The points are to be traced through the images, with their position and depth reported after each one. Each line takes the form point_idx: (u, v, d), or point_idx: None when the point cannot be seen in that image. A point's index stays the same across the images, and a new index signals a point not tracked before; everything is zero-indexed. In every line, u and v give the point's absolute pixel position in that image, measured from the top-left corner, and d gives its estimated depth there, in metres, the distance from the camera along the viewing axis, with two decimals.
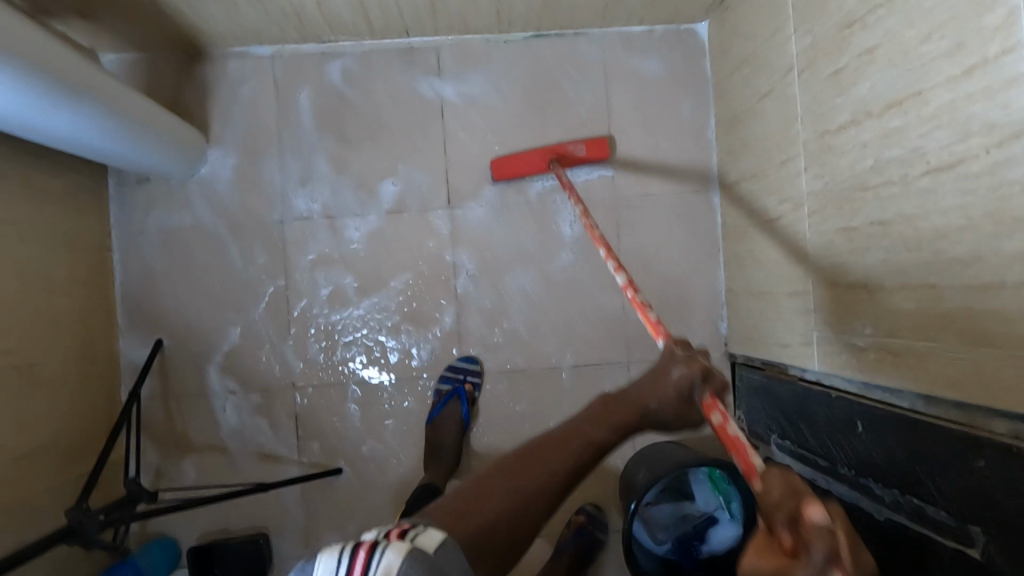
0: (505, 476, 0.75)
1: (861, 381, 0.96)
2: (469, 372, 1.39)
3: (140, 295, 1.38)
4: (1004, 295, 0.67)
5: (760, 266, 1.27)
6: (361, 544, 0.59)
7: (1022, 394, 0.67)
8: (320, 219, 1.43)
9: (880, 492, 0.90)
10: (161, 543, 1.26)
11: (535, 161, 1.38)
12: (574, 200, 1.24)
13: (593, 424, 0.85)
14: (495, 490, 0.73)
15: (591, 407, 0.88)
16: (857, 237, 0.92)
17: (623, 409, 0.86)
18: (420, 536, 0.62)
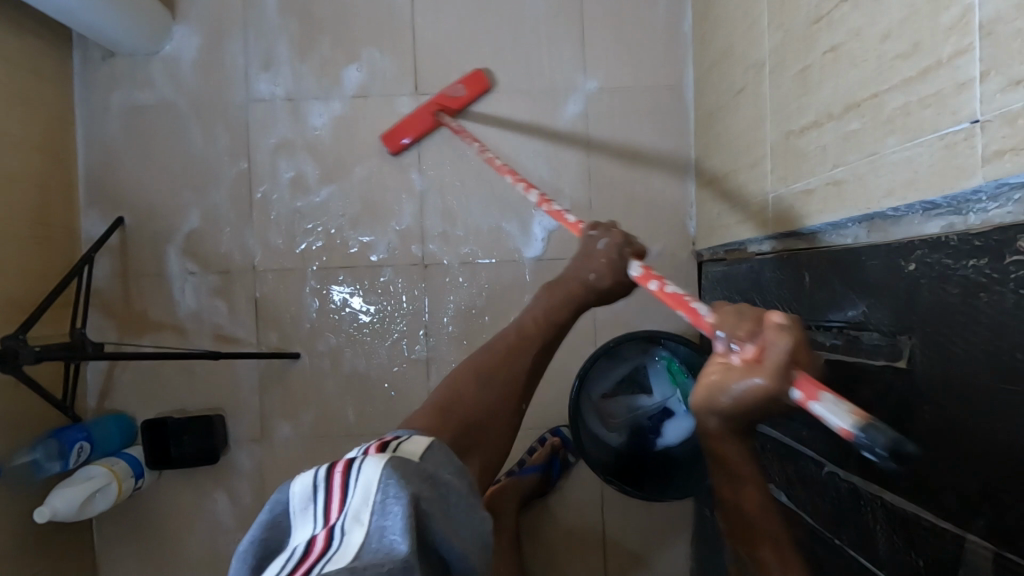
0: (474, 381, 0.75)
1: (810, 232, 0.83)
2: None
3: (100, 171, 1.29)
4: (943, 75, 0.56)
5: (725, 144, 1.12)
6: (339, 462, 0.54)
7: (954, 169, 0.56)
8: (287, 104, 1.32)
9: (818, 344, 0.80)
10: (113, 416, 1.24)
11: (422, 118, 1.27)
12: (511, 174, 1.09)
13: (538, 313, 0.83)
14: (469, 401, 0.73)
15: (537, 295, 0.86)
16: (838, 37, 0.73)
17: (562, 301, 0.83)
18: (402, 445, 0.58)
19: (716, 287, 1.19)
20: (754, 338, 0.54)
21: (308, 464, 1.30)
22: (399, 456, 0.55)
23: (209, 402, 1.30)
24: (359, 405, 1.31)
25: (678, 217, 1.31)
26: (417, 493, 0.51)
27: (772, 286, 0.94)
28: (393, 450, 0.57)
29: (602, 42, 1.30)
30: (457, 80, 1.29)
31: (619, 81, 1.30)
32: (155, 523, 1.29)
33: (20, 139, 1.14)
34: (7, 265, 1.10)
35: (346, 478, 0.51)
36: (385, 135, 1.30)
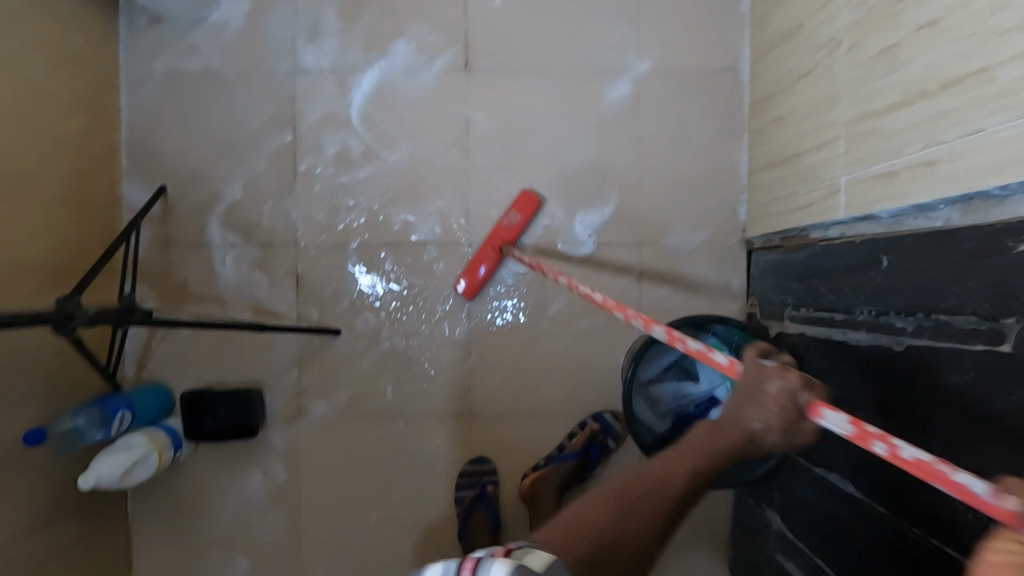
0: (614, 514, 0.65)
1: (889, 214, 0.81)
2: (484, 474, 1.25)
3: (144, 137, 1.27)
4: None
5: (787, 128, 1.09)
6: (464, 562, 0.50)
7: None
8: (332, 76, 1.29)
9: (903, 329, 0.78)
10: (153, 387, 1.22)
11: (486, 257, 1.25)
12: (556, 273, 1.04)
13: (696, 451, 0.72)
14: (599, 521, 0.63)
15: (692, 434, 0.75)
16: (938, 10, 0.70)
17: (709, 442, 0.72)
18: (526, 556, 0.52)
19: (768, 274, 1.16)
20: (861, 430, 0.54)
21: (343, 444, 1.27)
22: (524, 564, 0.50)
23: (246, 377, 1.28)
24: (396, 386, 1.28)
25: (728, 204, 1.28)
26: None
27: (839, 272, 0.92)
28: (518, 559, 0.52)
29: (657, 23, 1.27)
30: (508, 208, 1.27)
31: (673, 62, 1.27)
32: (188, 498, 1.27)
33: (65, 100, 1.12)
34: (51, 227, 1.09)
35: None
36: (460, 277, 1.26)
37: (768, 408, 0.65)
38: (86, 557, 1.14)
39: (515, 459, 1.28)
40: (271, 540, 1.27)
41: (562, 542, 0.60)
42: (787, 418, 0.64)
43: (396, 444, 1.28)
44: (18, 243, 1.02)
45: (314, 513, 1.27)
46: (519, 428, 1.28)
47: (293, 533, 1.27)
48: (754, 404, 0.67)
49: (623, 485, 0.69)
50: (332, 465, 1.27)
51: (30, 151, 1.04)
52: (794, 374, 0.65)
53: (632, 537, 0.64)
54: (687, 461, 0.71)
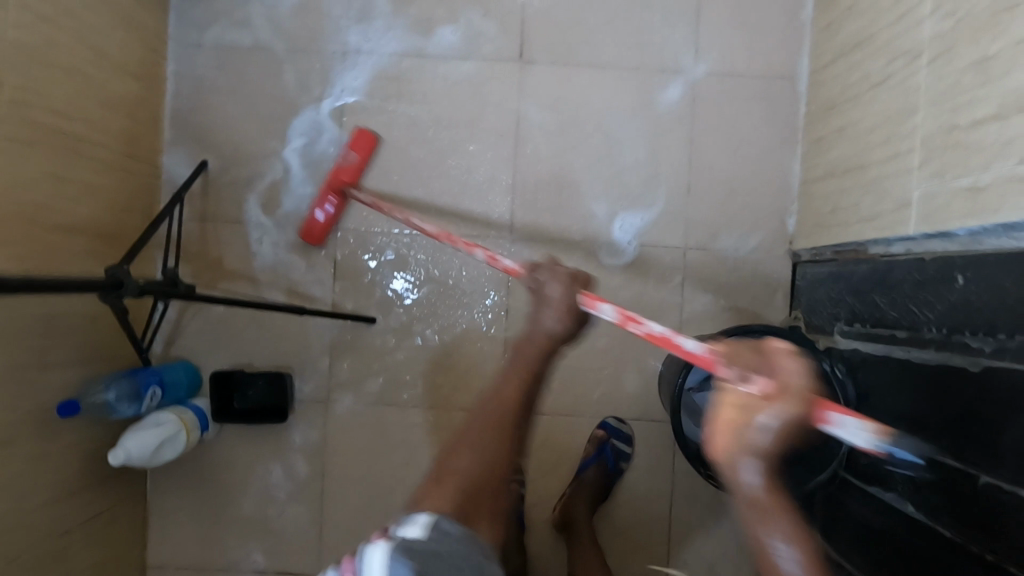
0: (470, 449, 0.65)
1: (968, 232, 0.79)
2: None
3: (189, 109, 1.25)
4: None
5: (852, 138, 1.07)
6: None
7: None
8: (382, 57, 1.26)
9: (977, 350, 0.76)
10: (182, 364, 1.20)
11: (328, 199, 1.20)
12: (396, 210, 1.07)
13: (508, 380, 0.70)
14: (460, 467, 0.64)
15: (512, 356, 0.72)
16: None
17: (529, 361, 0.70)
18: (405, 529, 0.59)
19: (819, 286, 1.14)
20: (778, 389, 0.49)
21: (371, 434, 1.25)
22: None
23: (276, 360, 1.25)
24: (428, 378, 1.25)
25: (778, 214, 1.26)
26: (421, 566, 0.56)
27: (905, 288, 0.90)
28: None
29: (717, 27, 1.25)
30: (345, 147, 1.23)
31: (730, 67, 1.26)
32: (211, 479, 1.24)
33: (118, 63, 1.10)
34: (99, 194, 1.07)
35: (361, 557, 0.58)
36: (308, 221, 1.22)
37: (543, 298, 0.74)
38: (107, 532, 1.11)
39: (544, 460, 1.25)
40: (292, 528, 1.24)
41: (442, 498, 0.61)
42: (571, 314, 0.72)
43: (425, 437, 1.25)
44: (65, 207, 0.99)
45: (338, 504, 1.24)
46: (554, 430, 1.25)
47: (315, 522, 1.24)
48: (544, 308, 0.73)
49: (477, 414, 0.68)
50: (358, 455, 1.24)
51: (83, 114, 1.02)
52: (560, 281, 0.74)
53: (504, 468, 0.65)
54: (512, 381, 0.69)
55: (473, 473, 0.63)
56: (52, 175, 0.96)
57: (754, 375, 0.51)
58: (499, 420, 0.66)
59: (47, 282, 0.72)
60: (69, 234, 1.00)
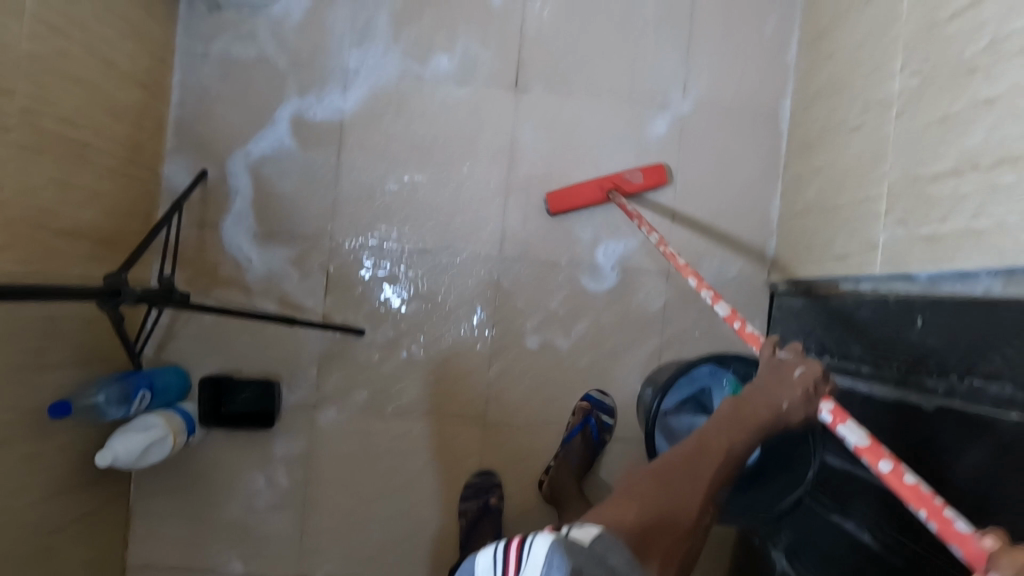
0: (655, 480, 0.65)
1: (927, 276, 0.84)
2: (490, 487, 1.24)
3: (191, 120, 1.28)
4: None
5: (828, 179, 1.12)
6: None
7: None
8: (382, 77, 1.29)
9: (931, 388, 0.80)
10: (172, 368, 1.22)
11: (589, 190, 1.27)
12: (648, 226, 1.14)
13: (717, 429, 0.71)
14: (642, 492, 0.64)
15: (722, 411, 0.74)
16: (1000, 88, 0.73)
17: (755, 425, 0.72)
18: (574, 531, 0.58)
19: (793, 317, 1.19)
20: None
21: (356, 444, 1.27)
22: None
23: (265, 367, 1.27)
24: (414, 391, 1.28)
25: (758, 245, 1.30)
26: (582, 563, 0.53)
27: (870, 325, 0.95)
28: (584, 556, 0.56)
29: (705, 63, 1.31)
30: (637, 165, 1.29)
31: (717, 102, 1.31)
32: (196, 484, 1.26)
33: (124, 73, 1.12)
34: (100, 201, 1.09)
35: (521, 548, 0.56)
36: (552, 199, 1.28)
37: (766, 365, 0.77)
38: (91, 534, 1.12)
39: (525, 477, 1.28)
40: (274, 534, 1.26)
41: (615, 512, 0.62)
42: (810, 400, 0.72)
43: (408, 448, 1.28)
44: (65, 211, 1.01)
45: (321, 513, 1.26)
46: (535, 447, 1.28)
47: (296, 530, 1.26)
48: (781, 385, 0.73)
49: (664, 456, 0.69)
50: (342, 464, 1.27)
51: (87, 123, 1.05)
52: (814, 363, 0.73)
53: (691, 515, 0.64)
54: (725, 436, 0.70)
55: (658, 506, 0.63)
56: (54, 180, 0.98)
57: None
58: (693, 461, 0.67)
59: (47, 289, 0.75)
60: (68, 238, 1.02)
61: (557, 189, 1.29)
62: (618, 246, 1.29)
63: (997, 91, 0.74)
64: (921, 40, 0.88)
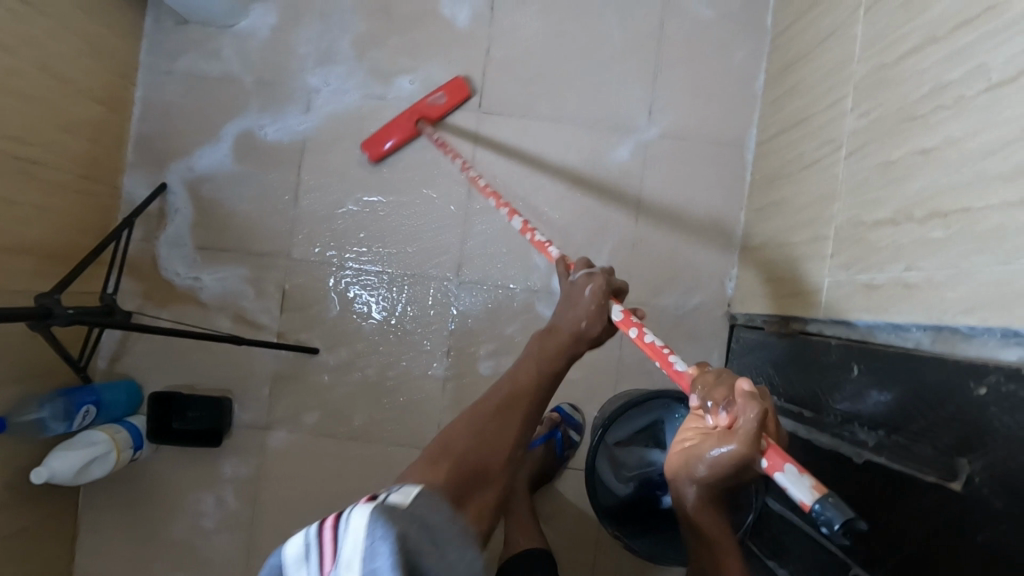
0: (469, 426, 0.68)
1: (866, 324, 0.83)
2: None
3: (153, 133, 1.28)
4: None
5: (784, 215, 1.10)
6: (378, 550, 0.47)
7: None
8: (346, 98, 1.30)
9: (861, 441, 0.79)
10: (122, 383, 1.22)
11: (399, 125, 1.25)
12: (456, 156, 1.17)
13: (527, 362, 0.76)
14: (457, 444, 0.65)
15: (531, 346, 0.79)
16: (933, 141, 0.72)
17: (560, 346, 0.77)
18: (391, 496, 0.52)
19: (747, 352, 1.17)
20: (729, 433, 0.57)
21: (305, 466, 1.26)
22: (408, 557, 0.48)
23: (218, 385, 1.27)
24: (365, 414, 1.28)
25: (718, 276, 1.29)
26: (406, 529, 0.48)
27: (812, 368, 0.93)
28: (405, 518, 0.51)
29: (671, 92, 1.30)
30: (436, 88, 1.28)
31: (681, 130, 1.30)
32: (142, 500, 1.26)
33: (81, 89, 1.13)
34: (49, 216, 1.09)
35: (336, 525, 0.49)
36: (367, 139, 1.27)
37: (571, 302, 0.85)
38: (29, 549, 1.12)
39: None
40: (218, 554, 1.25)
41: (428, 472, 0.62)
42: (601, 314, 0.79)
43: (357, 472, 1.27)
44: (7, 227, 1.01)
45: (266, 532, 1.25)
46: None
47: (240, 551, 1.25)
48: (572, 306, 0.80)
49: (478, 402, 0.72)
50: (290, 486, 1.26)
51: (37, 139, 1.05)
52: (599, 278, 0.81)
53: (501, 446, 0.67)
54: (531, 369, 0.75)
55: (469, 454, 0.64)
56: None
57: (717, 409, 0.60)
58: (499, 404, 0.71)
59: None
60: (12, 253, 1.02)
61: (375, 129, 1.28)
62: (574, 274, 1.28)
63: (929, 144, 0.73)
64: (869, 85, 0.87)
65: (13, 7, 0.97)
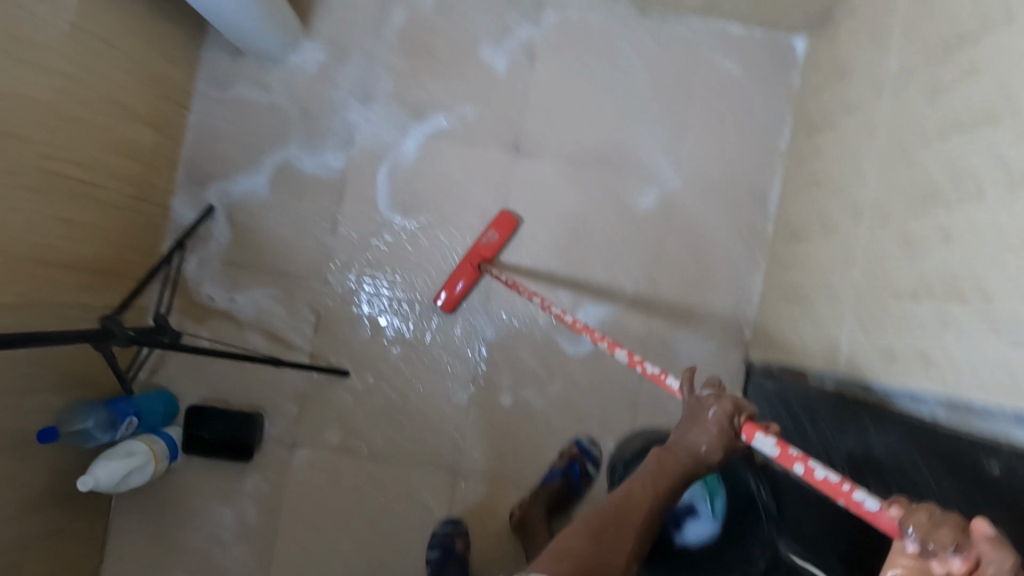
0: (587, 534, 0.67)
1: (883, 388, 0.88)
2: (456, 532, 1.24)
3: (203, 157, 1.34)
4: None
5: (805, 269, 1.15)
6: None
7: None
8: (389, 133, 1.36)
9: (874, 494, 0.82)
10: (159, 393, 1.27)
11: (463, 272, 1.30)
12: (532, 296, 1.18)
13: (645, 484, 0.73)
14: (573, 549, 0.65)
15: (648, 464, 0.74)
16: (959, 225, 0.77)
17: (675, 467, 0.74)
18: None
19: (762, 400, 1.21)
20: None
21: (328, 484, 1.31)
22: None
23: (249, 401, 1.32)
24: (388, 436, 1.32)
25: (736, 321, 1.34)
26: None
27: (823, 417, 0.97)
28: None
29: (699, 142, 1.35)
30: (486, 226, 1.33)
31: (707, 180, 1.35)
32: (169, 509, 1.30)
33: (142, 115, 1.20)
34: (106, 234, 1.15)
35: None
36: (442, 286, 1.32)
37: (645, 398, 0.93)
38: (63, 553, 1.16)
39: (489, 529, 1.30)
40: (238, 565, 1.29)
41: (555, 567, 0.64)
42: (726, 439, 0.74)
43: (378, 492, 1.31)
44: (68, 246, 1.06)
45: (288, 545, 1.30)
46: (503, 501, 1.31)
47: (259, 563, 1.29)
48: (695, 426, 0.76)
49: (590, 515, 0.70)
50: (313, 502, 1.31)
51: (101, 162, 1.11)
52: (727, 401, 0.75)
53: (612, 568, 0.66)
54: (648, 488, 0.72)
55: (586, 554, 0.65)
56: (60, 217, 1.03)
57: (935, 545, 0.46)
58: (615, 516, 0.70)
59: (43, 336, 0.80)
60: (69, 270, 1.07)
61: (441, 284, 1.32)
62: (596, 312, 1.33)
63: (955, 228, 0.78)
64: (897, 161, 0.92)
65: (91, 43, 1.03)
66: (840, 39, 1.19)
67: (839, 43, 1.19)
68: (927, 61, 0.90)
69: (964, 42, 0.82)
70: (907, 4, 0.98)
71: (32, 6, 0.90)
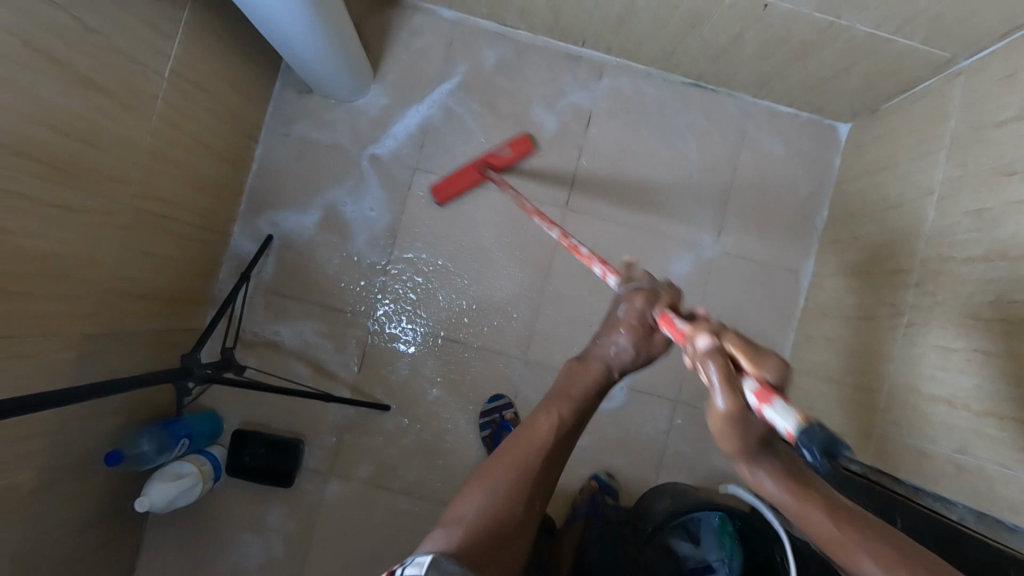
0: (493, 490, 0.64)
1: (913, 485, 0.96)
2: (500, 408, 1.36)
3: (266, 189, 1.39)
4: None
5: (837, 352, 1.22)
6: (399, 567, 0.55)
7: None
8: (446, 180, 1.41)
9: None
10: (207, 413, 1.32)
11: (468, 173, 1.38)
12: (548, 222, 1.10)
13: (549, 416, 0.71)
14: (475, 503, 0.63)
15: (557, 381, 0.78)
16: (1007, 351, 0.84)
17: (586, 388, 0.76)
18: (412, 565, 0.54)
19: None
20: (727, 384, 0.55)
21: (358, 516, 1.35)
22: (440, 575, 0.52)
23: (291, 429, 1.36)
24: (420, 472, 1.37)
25: None
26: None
27: None
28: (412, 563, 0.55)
29: (740, 216, 1.42)
30: (504, 142, 1.40)
31: (745, 251, 1.42)
32: (200, 535, 1.32)
33: (218, 151, 1.24)
34: (173, 263, 1.20)
35: None
36: (437, 188, 1.39)
37: (620, 331, 0.79)
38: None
39: None
40: None
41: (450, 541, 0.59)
42: (636, 334, 0.78)
43: (408, 528, 1.35)
44: (140, 278, 1.10)
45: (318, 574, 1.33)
46: None
47: None
48: (608, 332, 0.81)
49: (493, 462, 0.68)
50: (343, 534, 1.34)
51: (178, 197, 1.15)
52: (635, 301, 0.80)
53: (516, 502, 0.64)
54: (551, 415, 0.72)
55: (487, 512, 0.62)
56: (139, 251, 1.08)
57: (710, 365, 0.57)
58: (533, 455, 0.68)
59: (128, 382, 0.89)
60: (140, 300, 1.12)
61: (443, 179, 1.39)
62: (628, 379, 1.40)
63: (1003, 351, 0.84)
64: (944, 272, 0.99)
65: (185, 87, 1.07)
66: (882, 136, 1.27)
67: (882, 139, 1.26)
68: (975, 182, 0.97)
69: (1012, 175, 0.90)
70: (956, 122, 1.05)
71: (141, 56, 0.94)
